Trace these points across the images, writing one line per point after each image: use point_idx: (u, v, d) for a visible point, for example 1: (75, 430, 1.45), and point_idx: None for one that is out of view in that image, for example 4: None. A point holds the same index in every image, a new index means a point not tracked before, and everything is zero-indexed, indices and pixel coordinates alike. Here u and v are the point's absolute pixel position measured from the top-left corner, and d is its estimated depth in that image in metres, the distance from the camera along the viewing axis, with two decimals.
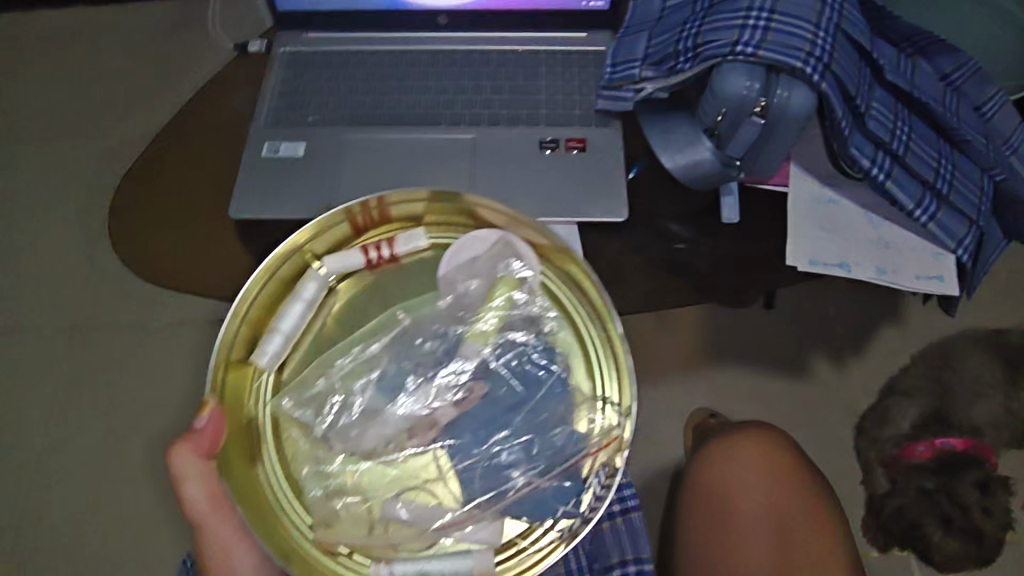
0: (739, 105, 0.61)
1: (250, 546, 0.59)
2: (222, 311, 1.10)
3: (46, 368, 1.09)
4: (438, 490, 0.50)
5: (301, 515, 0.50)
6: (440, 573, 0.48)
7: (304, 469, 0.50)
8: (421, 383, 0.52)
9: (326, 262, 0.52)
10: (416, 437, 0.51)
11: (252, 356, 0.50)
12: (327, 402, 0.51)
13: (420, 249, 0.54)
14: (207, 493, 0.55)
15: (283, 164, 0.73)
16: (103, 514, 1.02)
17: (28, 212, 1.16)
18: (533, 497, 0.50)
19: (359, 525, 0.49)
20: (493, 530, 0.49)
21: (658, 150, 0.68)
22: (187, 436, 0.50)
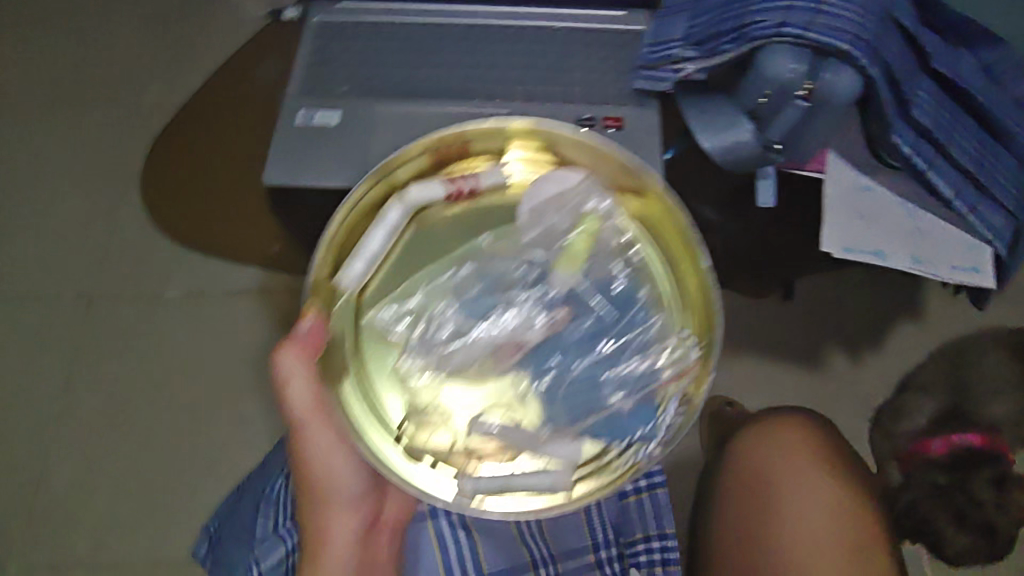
0: (786, 87, 0.61)
1: (347, 456, 0.59)
2: (237, 285, 1.08)
3: (59, 337, 1.07)
4: (523, 410, 0.51)
5: (389, 423, 0.50)
6: (524, 489, 0.48)
7: (394, 381, 0.51)
8: (511, 305, 0.53)
9: (411, 187, 0.52)
10: (504, 352, 0.51)
11: (339, 275, 0.51)
12: (415, 323, 0.52)
13: (502, 182, 0.54)
14: (311, 399, 0.55)
15: (313, 135, 0.69)
16: (110, 488, 0.99)
17: (46, 181, 1.15)
18: (627, 411, 0.51)
19: (443, 438, 0.50)
20: (572, 450, 0.50)
21: (697, 131, 0.67)
22: (289, 339, 0.52)
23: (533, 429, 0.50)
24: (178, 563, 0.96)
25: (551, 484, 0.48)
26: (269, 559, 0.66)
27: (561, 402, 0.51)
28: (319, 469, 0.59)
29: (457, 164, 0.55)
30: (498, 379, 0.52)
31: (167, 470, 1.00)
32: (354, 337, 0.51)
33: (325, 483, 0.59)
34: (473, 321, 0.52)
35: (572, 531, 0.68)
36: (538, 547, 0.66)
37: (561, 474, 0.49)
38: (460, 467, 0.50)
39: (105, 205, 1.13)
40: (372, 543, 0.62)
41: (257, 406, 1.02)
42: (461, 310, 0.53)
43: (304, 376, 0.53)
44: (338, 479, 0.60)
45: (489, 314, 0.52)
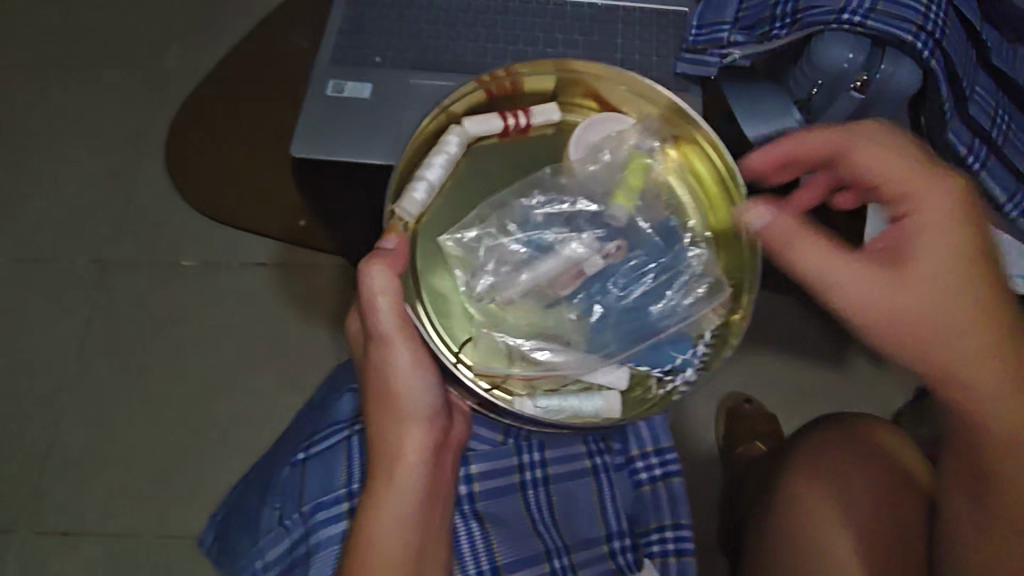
0: (839, 78, 0.59)
1: (425, 373, 0.54)
2: (252, 258, 1.07)
3: (74, 304, 1.06)
4: (573, 330, 0.53)
5: (454, 338, 0.52)
6: (575, 405, 0.51)
7: (454, 306, 0.53)
8: (570, 237, 0.54)
9: (471, 121, 0.56)
10: (565, 280, 0.53)
11: (401, 201, 0.53)
12: (480, 254, 0.54)
13: (552, 122, 0.58)
14: (397, 313, 0.51)
15: (345, 105, 0.66)
16: (120, 456, 0.98)
17: (63, 144, 1.13)
18: (669, 335, 0.53)
19: (501, 358, 0.52)
20: (618, 375, 0.52)
21: (741, 119, 0.65)
22: (382, 253, 0.50)
23: (582, 352, 0.52)
24: (187, 536, 0.95)
25: (602, 406, 0.51)
26: (274, 549, 0.62)
27: (618, 333, 0.53)
28: (399, 388, 0.54)
29: (506, 104, 0.59)
30: (552, 308, 0.53)
31: (179, 441, 0.99)
32: (421, 259, 0.54)
33: (405, 403, 0.55)
34: (532, 252, 0.54)
35: (584, 519, 0.65)
36: (551, 536, 0.62)
37: (611, 397, 0.52)
38: (516, 392, 0.52)
39: (121, 172, 1.12)
40: (441, 473, 0.57)
41: (274, 379, 1.02)
42: (523, 241, 0.55)
43: (396, 291, 0.50)
44: (417, 399, 0.55)
45: (546, 247, 0.54)
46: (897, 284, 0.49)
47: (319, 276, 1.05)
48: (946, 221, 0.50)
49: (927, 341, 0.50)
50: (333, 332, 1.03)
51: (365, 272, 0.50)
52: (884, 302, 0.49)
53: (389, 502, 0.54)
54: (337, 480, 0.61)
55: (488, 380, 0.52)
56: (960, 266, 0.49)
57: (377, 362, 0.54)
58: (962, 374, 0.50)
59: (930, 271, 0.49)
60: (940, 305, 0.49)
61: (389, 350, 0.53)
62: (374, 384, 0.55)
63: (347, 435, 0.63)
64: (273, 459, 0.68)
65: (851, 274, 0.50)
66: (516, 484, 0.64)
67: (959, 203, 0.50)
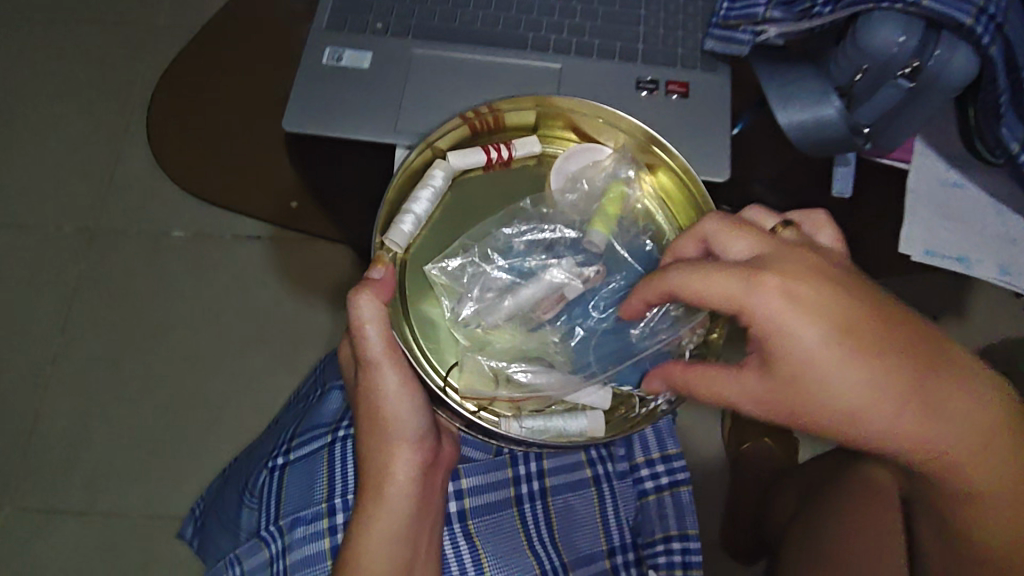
0: (887, 64, 0.52)
1: (416, 394, 0.52)
2: (244, 230, 1.02)
3: (59, 273, 1.01)
4: (554, 354, 0.49)
5: (440, 362, 0.49)
6: (560, 427, 0.47)
7: (443, 325, 0.50)
8: (547, 262, 0.50)
9: (456, 154, 0.51)
10: (547, 309, 0.49)
11: (387, 235, 0.48)
12: (465, 279, 0.50)
13: (535, 153, 0.53)
14: (388, 337, 0.48)
15: (343, 75, 0.60)
16: (105, 431, 0.95)
17: (47, 100, 1.08)
18: (653, 353, 0.49)
19: (486, 383, 0.48)
20: (602, 395, 0.49)
21: (773, 104, 0.58)
22: (370, 283, 0.47)
23: (566, 371, 0.49)
24: (173, 516, 0.92)
25: (586, 425, 0.47)
26: (251, 560, 0.59)
27: (600, 356, 0.49)
28: (387, 411, 0.51)
29: (486, 135, 0.53)
30: (535, 331, 0.49)
31: (169, 419, 0.96)
32: (409, 287, 0.50)
33: (394, 425, 0.52)
34: (513, 277, 0.50)
35: (586, 533, 0.61)
36: (548, 555, 0.59)
37: (595, 416, 0.48)
38: (501, 412, 0.48)
39: (109, 136, 1.06)
40: (432, 493, 0.54)
41: (266, 357, 0.98)
42: (503, 270, 0.50)
43: (385, 321, 0.47)
44: (409, 421, 0.52)
45: (525, 273, 0.50)
46: (792, 396, 0.42)
47: (314, 252, 1.00)
48: (803, 319, 0.41)
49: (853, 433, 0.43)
50: (329, 311, 0.99)
51: (352, 302, 0.47)
52: (789, 414, 0.43)
53: (377, 522, 0.52)
54: (316, 495, 0.58)
55: (475, 403, 0.48)
56: (843, 358, 0.41)
57: (364, 385, 0.51)
58: (908, 442, 0.43)
59: (811, 378, 0.41)
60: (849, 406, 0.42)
61: (376, 374, 0.50)
62: (362, 405, 0.52)
63: (327, 443, 0.60)
64: (256, 457, 0.67)
65: (739, 394, 0.44)
66: (511, 498, 0.60)
67: (815, 277, 0.42)
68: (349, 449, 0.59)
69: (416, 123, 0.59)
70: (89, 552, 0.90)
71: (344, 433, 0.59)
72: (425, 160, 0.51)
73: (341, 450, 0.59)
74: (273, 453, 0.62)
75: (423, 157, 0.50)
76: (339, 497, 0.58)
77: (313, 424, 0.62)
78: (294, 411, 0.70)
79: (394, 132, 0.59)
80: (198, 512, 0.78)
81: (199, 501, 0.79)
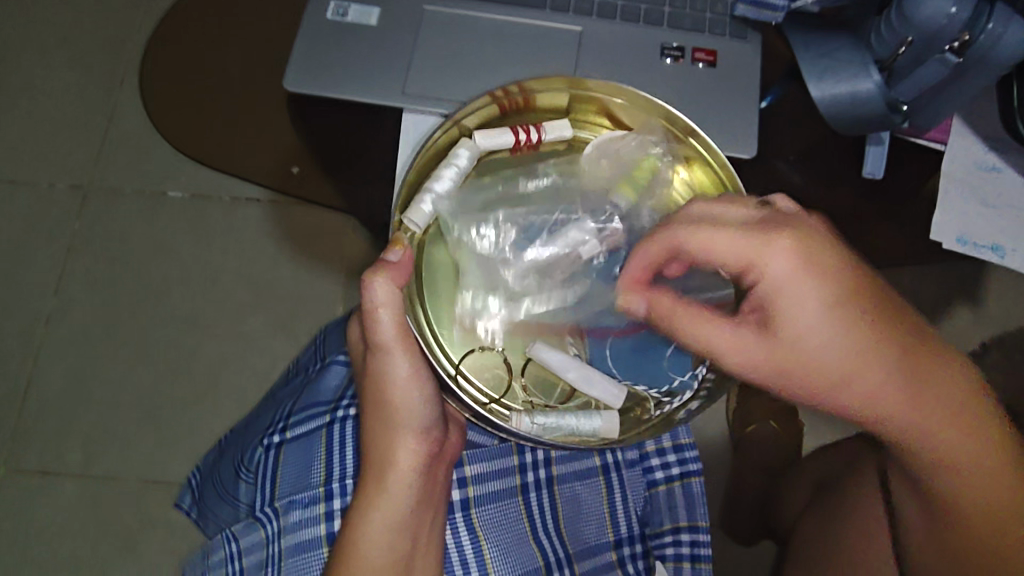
0: (933, 37, 0.48)
1: (423, 385, 0.50)
2: (242, 192, 0.99)
3: (53, 231, 0.99)
4: (569, 342, 0.49)
5: (451, 350, 0.47)
6: (572, 427, 0.46)
7: (462, 309, 0.48)
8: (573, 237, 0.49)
9: (484, 134, 0.48)
10: (559, 274, 0.49)
11: (406, 212, 0.46)
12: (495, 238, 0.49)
13: (564, 137, 0.50)
14: (399, 325, 0.46)
15: (347, 33, 0.56)
16: (101, 394, 0.94)
17: (42, 51, 1.04)
18: (672, 351, 0.48)
19: (498, 372, 0.47)
20: (614, 394, 0.47)
21: (808, 75, 0.54)
22: (386, 265, 0.44)
23: (582, 362, 0.47)
24: (170, 481, 0.91)
25: (600, 425, 0.46)
26: (247, 539, 0.59)
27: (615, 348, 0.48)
28: (396, 399, 0.50)
29: (518, 113, 0.50)
30: (549, 316, 0.49)
31: (166, 384, 0.94)
32: (426, 273, 0.48)
33: (402, 414, 0.50)
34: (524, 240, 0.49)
35: (592, 524, 0.61)
36: (553, 546, 0.58)
37: (611, 417, 0.47)
38: (512, 405, 0.47)
39: (103, 89, 1.02)
40: (435, 484, 0.53)
41: (265, 325, 0.95)
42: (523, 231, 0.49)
43: (399, 305, 0.45)
44: (415, 411, 0.50)
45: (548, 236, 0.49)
46: (797, 362, 0.42)
47: (314, 218, 0.97)
48: (803, 285, 0.41)
49: (850, 398, 0.43)
50: (329, 280, 0.96)
51: (366, 285, 0.44)
52: (794, 380, 0.42)
53: (378, 511, 0.50)
54: (313, 477, 0.57)
55: (488, 393, 0.47)
56: (844, 321, 0.41)
57: (373, 370, 0.49)
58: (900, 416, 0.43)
59: (809, 344, 0.41)
60: (849, 374, 0.42)
61: (386, 361, 0.48)
62: (370, 392, 0.51)
63: (326, 424, 0.58)
64: (252, 431, 0.66)
65: (745, 363, 0.42)
66: (516, 487, 0.58)
67: (827, 243, 0.42)
68: (348, 432, 0.57)
69: (423, 87, 0.55)
70: (86, 516, 0.89)
71: (343, 415, 0.58)
72: (450, 140, 0.49)
73: (340, 431, 0.57)
74: (269, 429, 0.61)
75: (447, 136, 0.48)
76: (337, 482, 0.56)
77: (311, 402, 0.60)
78: (292, 384, 0.69)
79: (402, 95, 0.55)
80: (196, 481, 0.77)
81: (196, 472, 0.78)
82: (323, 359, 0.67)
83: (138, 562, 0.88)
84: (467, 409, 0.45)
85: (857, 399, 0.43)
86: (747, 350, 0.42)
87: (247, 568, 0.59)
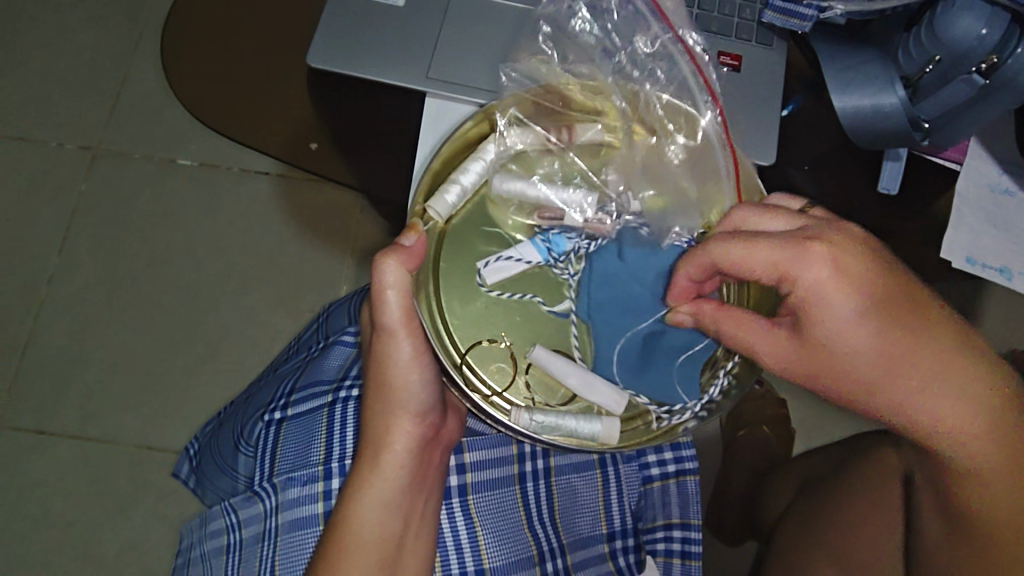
0: (962, 58, 0.48)
1: (427, 363, 0.52)
2: (251, 162, 0.99)
3: (60, 190, 0.98)
4: (574, 349, 0.48)
5: (452, 349, 0.46)
6: (571, 430, 0.45)
7: (475, 303, 0.47)
8: (585, 246, 0.49)
9: (507, 129, 0.49)
10: (546, 213, 0.49)
11: (428, 203, 0.47)
12: (511, 224, 0.49)
13: (598, 140, 0.50)
14: (406, 308, 0.49)
15: (376, 12, 0.56)
16: (99, 356, 0.94)
17: (60, 9, 1.03)
18: (682, 363, 0.48)
19: (498, 371, 0.47)
20: (616, 399, 0.46)
21: (833, 88, 0.53)
22: (399, 250, 0.46)
23: (585, 370, 0.46)
24: (163, 449, 0.91)
25: (600, 430, 0.45)
26: (246, 510, 0.60)
27: (623, 349, 0.49)
28: (397, 381, 0.52)
29: (560, 109, 0.50)
30: (560, 318, 0.48)
31: (165, 351, 0.94)
32: (444, 268, 0.48)
33: (400, 396, 0.52)
34: (543, 260, 0.48)
35: (586, 516, 0.62)
36: (546, 536, 0.59)
37: (611, 423, 0.45)
38: (510, 403, 0.46)
39: (118, 53, 1.01)
40: (429, 469, 0.54)
41: (267, 299, 0.95)
42: (540, 233, 0.49)
43: (407, 287, 0.48)
44: (416, 392, 0.52)
45: (564, 255, 0.49)
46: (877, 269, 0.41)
47: (321, 194, 0.97)
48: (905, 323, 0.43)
49: (920, 337, 0.41)
50: (334, 258, 0.96)
51: (379, 265, 0.47)
52: (875, 295, 0.40)
53: (373, 490, 0.51)
54: (313, 456, 0.57)
55: (489, 387, 0.46)
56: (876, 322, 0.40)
57: (376, 352, 0.52)
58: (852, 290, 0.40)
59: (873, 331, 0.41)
60: (915, 301, 0.42)
61: (390, 342, 0.50)
62: (372, 375, 0.53)
63: (328, 403, 0.58)
64: (252, 406, 0.66)
65: (829, 274, 0.40)
66: (513, 476, 0.59)
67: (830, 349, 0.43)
68: (349, 412, 0.57)
69: (444, 76, 0.55)
70: (80, 478, 0.89)
71: (345, 395, 0.58)
72: (481, 133, 0.49)
73: (341, 412, 0.58)
74: (271, 405, 0.62)
75: (478, 129, 0.49)
76: (336, 462, 0.56)
77: (314, 379, 0.61)
78: (293, 361, 0.69)
79: (425, 79, 0.55)
80: (194, 450, 0.78)
81: (194, 441, 0.78)
82: (327, 338, 0.67)
83: (128, 527, 0.88)
84: (466, 399, 0.45)
85: (923, 342, 0.41)
86: (833, 247, 0.40)
87: (245, 541, 0.59)
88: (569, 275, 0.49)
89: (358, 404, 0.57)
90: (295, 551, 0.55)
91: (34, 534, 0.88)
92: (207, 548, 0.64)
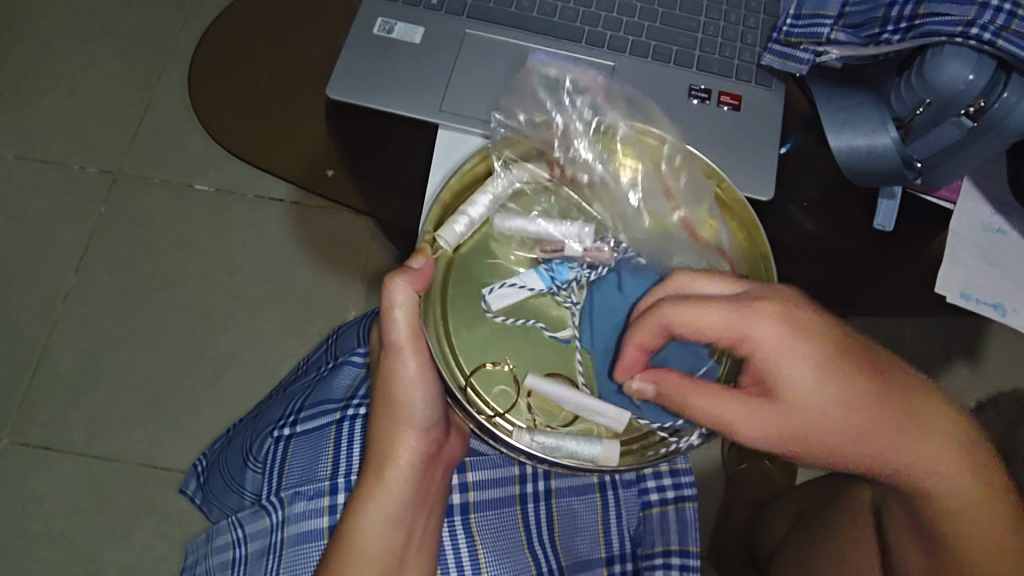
0: (950, 101, 0.50)
1: (434, 378, 0.53)
2: (267, 186, 1.02)
3: (80, 212, 1.01)
4: (575, 375, 0.49)
5: (458, 372, 0.47)
6: (571, 451, 0.45)
7: (482, 327, 0.49)
8: (586, 275, 0.51)
9: (505, 169, 0.51)
10: (547, 246, 0.50)
11: (437, 234, 0.49)
12: (514, 260, 0.51)
13: (594, 173, 0.52)
14: (413, 326, 0.51)
15: (395, 47, 0.59)
16: (109, 373, 0.95)
17: (91, 40, 1.07)
18: None
19: (502, 391, 0.48)
20: (616, 419, 0.47)
21: (829, 127, 0.55)
22: (408, 271, 0.48)
23: (584, 394, 0.48)
24: (168, 467, 0.92)
25: (599, 452, 0.45)
26: (252, 525, 0.61)
27: None
28: (403, 397, 0.53)
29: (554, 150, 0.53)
30: (563, 344, 0.50)
31: (175, 371, 0.95)
32: (451, 291, 0.49)
33: (407, 411, 0.53)
34: (546, 288, 0.50)
35: (585, 539, 0.62)
36: (546, 557, 0.59)
37: (611, 444, 0.46)
38: (513, 424, 0.47)
39: (144, 83, 1.06)
40: (431, 485, 0.55)
41: (277, 321, 0.97)
42: (545, 263, 0.51)
43: (415, 307, 0.50)
44: (420, 408, 0.53)
45: (566, 283, 0.50)
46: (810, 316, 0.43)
47: (333, 219, 1.00)
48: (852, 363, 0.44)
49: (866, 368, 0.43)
50: (344, 282, 0.98)
51: (388, 284, 0.49)
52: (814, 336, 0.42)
53: (376, 503, 0.52)
54: (319, 471, 0.58)
55: (492, 408, 0.47)
56: (823, 358, 0.42)
57: (383, 369, 0.53)
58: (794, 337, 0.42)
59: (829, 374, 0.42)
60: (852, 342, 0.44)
61: (397, 357, 0.52)
62: (378, 392, 0.54)
63: (335, 420, 0.60)
64: (262, 422, 0.67)
65: (768, 323, 0.42)
66: (515, 497, 0.60)
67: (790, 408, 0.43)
68: (356, 429, 0.59)
69: (458, 109, 0.58)
70: (83, 495, 0.90)
71: (353, 413, 0.59)
72: (485, 170, 0.52)
73: (349, 429, 0.59)
74: (280, 421, 0.63)
75: (482, 165, 0.51)
76: (342, 478, 0.57)
77: (322, 398, 0.62)
78: (303, 380, 0.70)
79: (439, 111, 0.57)
80: (201, 468, 0.78)
81: (202, 458, 0.79)
82: (335, 358, 0.69)
83: (129, 545, 0.89)
84: (471, 420, 0.44)
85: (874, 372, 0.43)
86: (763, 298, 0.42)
87: (249, 555, 0.60)
88: (572, 304, 0.50)
89: (365, 422, 0.59)
90: (298, 564, 0.56)
91: (34, 551, 0.88)
92: (212, 563, 0.65)
